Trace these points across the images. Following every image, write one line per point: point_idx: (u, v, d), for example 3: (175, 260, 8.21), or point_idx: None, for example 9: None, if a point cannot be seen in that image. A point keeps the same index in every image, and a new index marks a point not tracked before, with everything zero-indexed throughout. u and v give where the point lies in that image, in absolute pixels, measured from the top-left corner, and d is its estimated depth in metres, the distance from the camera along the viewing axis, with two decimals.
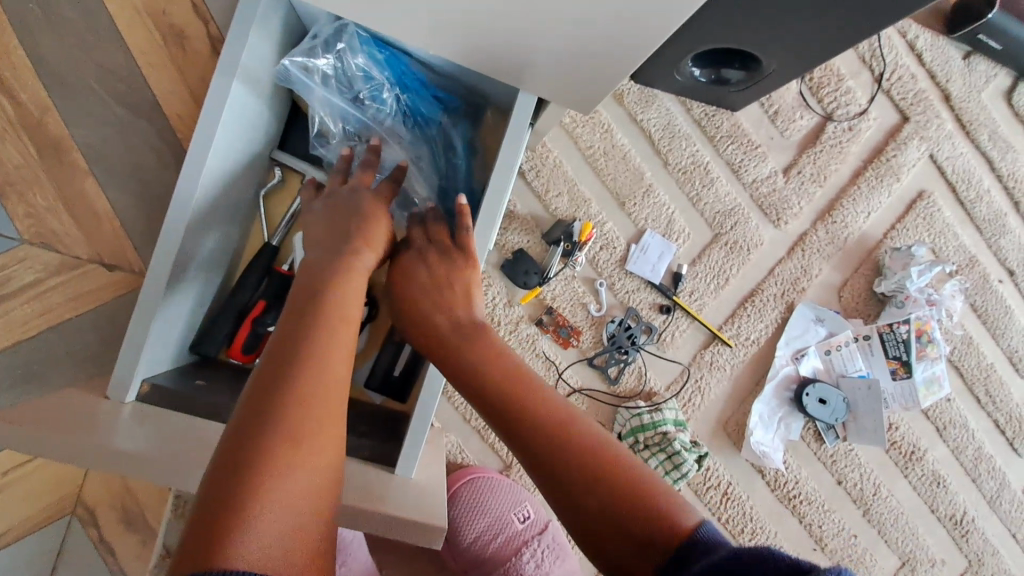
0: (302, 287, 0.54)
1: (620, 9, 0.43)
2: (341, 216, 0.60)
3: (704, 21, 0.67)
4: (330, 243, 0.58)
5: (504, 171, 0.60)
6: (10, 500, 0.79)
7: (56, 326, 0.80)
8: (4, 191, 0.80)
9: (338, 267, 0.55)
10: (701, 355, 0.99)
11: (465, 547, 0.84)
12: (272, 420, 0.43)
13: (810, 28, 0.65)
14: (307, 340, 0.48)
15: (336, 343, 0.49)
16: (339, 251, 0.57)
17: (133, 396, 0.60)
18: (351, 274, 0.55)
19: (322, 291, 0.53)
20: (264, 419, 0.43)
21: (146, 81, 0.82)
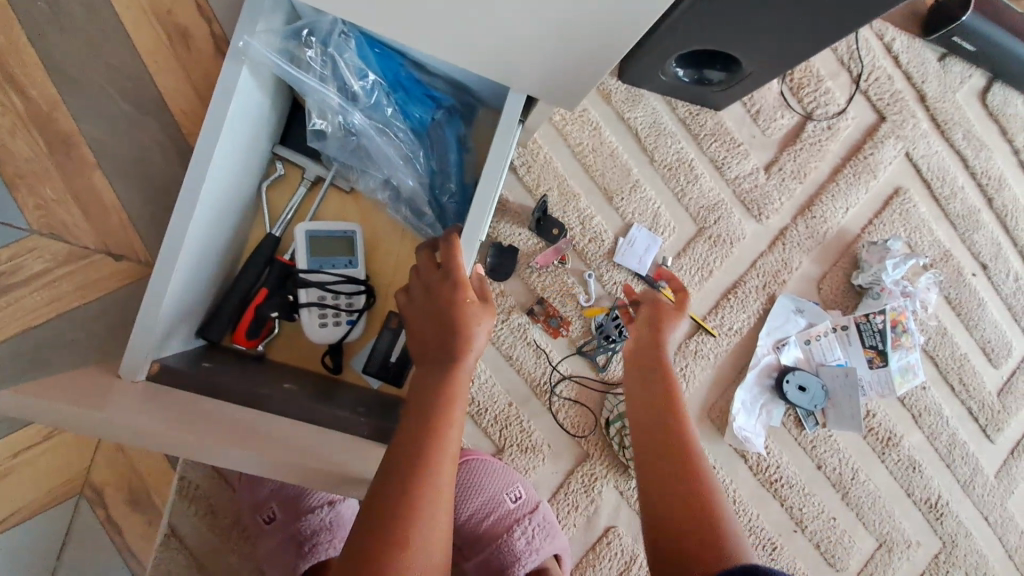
0: (426, 361, 0.62)
1: (597, 13, 0.47)
2: (433, 288, 0.64)
3: (687, 17, 0.70)
4: (435, 318, 0.62)
5: (493, 166, 0.65)
6: (19, 482, 0.82)
7: (63, 313, 0.83)
8: (14, 183, 0.83)
9: (450, 354, 0.61)
10: (686, 344, 1.03)
11: (459, 525, 0.87)
12: (404, 506, 0.53)
13: (774, 26, 0.70)
14: (427, 422, 0.58)
15: (451, 435, 0.59)
16: (446, 331, 0.61)
17: (143, 375, 0.64)
18: (462, 353, 0.61)
19: (437, 377, 0.61)
20: (401, 507, 0.53)
21: (151, 80, 0.85)
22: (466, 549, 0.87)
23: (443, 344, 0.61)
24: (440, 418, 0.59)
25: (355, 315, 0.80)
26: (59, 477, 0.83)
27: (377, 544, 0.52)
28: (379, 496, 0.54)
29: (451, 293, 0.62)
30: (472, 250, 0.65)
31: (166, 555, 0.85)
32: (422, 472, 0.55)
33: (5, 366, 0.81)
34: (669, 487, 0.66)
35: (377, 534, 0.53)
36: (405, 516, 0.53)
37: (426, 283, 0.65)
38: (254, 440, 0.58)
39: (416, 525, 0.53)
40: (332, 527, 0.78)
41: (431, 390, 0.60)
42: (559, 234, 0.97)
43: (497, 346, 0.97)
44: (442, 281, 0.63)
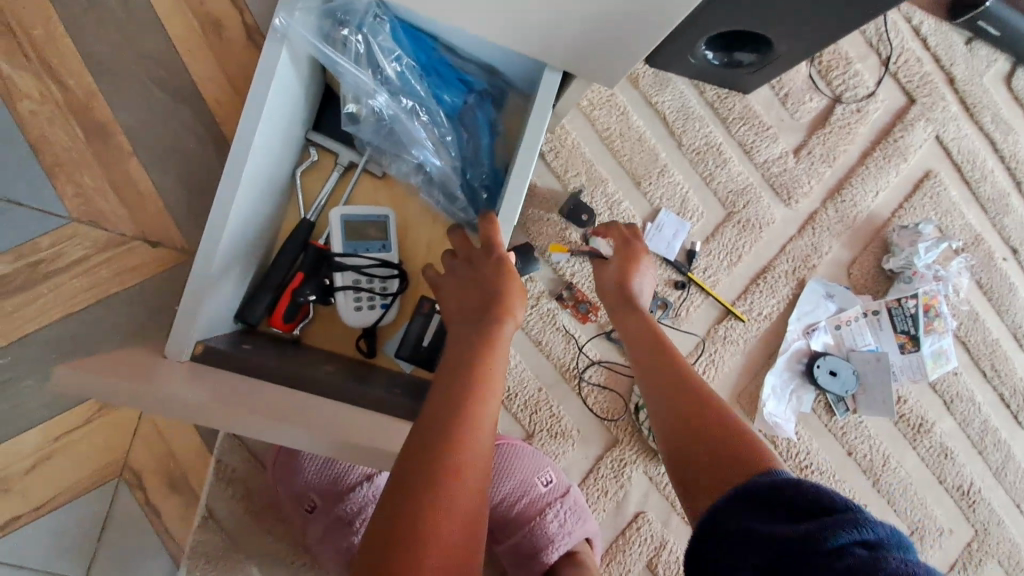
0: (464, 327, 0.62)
1: None
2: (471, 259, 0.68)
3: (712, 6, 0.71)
4: (477, 284, 0.65)
5: (529, 145, 0.65)
6: (61, 465, 0.83)
7: (102, 299, 0.84)
8: (53, 171, 0.84)
9: (489, 318, 0.61)
10: (715, 329, 1.02)
11: (493, 508, 0.88)
12: (439, 476, 0.47)
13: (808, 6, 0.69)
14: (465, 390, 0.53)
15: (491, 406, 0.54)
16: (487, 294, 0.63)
17: (187, 354, 0.65)
18: (504, 317, 0.61)
19: (472, 344, 0.58)
20: (438, 482, 0.46)
21: (185, 68, 0.86)
22: (501, 530, 0.89)
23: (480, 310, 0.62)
24: (481, 387, 0.54)
25: (389, 299, 0.81)
26: (100, 460, 0.84)
27: (402, 521, 0.45)
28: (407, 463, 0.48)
29: (494, 269, 0.64)
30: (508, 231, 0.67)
31: (204, 536, 0.86)
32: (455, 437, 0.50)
33: (47, 351, 0.82)
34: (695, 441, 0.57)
35: (403, 505, 0.45)
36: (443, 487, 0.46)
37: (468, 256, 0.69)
38: (298, 415, 0.58)
39: (449, 498, 0.46)
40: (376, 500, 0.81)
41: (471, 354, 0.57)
42: (588, 219, 0.95)
43: (527, 331, 0.97)
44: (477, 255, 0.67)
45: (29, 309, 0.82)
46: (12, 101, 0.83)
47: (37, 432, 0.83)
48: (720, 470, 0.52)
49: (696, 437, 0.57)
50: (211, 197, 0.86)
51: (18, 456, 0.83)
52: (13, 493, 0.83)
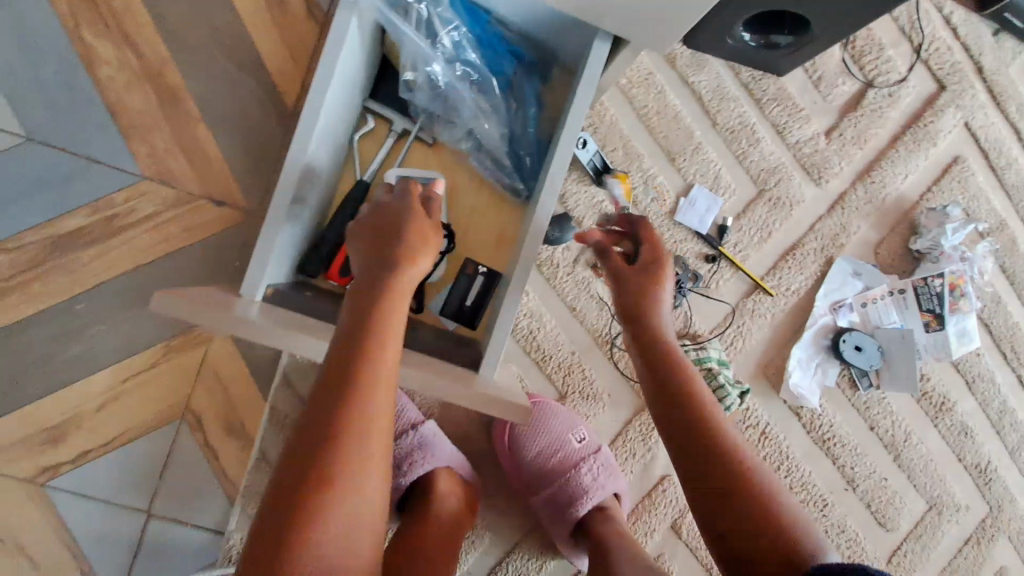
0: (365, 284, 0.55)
1: None
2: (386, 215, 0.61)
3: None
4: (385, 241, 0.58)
5: (574, 117, 0.73)
6: (129, 406, 0.90)
7: (171, 252, 0.90)
8: (128, 132, 0.90)
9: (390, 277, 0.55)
10: (744, 302, 1.05)
11: (529, 460, 0.93)
12: (318, 452, 0.46)
13: None
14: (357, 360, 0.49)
15: (385, 368, 0.50)
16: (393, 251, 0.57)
17: (259, 296, 0.70)
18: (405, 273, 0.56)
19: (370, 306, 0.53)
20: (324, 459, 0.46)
21: (251, 39, 0.92)
22: (536, 480, 0.93)
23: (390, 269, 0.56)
24: (368, 347, 0.50)
25: (438, 257, 0.85)
26: (163, 403, 0.90)
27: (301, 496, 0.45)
28: (306, 438, 0.47)
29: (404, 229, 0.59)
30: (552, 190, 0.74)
31: (257, 478, 0.92)
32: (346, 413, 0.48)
33: (120, 299, 0.89)
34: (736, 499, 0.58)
35: (287, 485, 0.46)
36: (329, 460, 0.46)
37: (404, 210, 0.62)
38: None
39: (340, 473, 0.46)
40: (421, 446, 0.87)
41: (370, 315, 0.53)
42: (621, 182, 0.99)
43: (562, 297, 1.01)
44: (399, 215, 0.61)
45: (103, 259, 0.89)
46: (93, 67, 0.89)
47: (108, 374, 0.89)
48: (772, 551, 0.55)
49: (747, 502, 0.57)
50: (272, 160, 0.92)
51: (90, 396, 0.89)
52: (84, 431, 0.89)
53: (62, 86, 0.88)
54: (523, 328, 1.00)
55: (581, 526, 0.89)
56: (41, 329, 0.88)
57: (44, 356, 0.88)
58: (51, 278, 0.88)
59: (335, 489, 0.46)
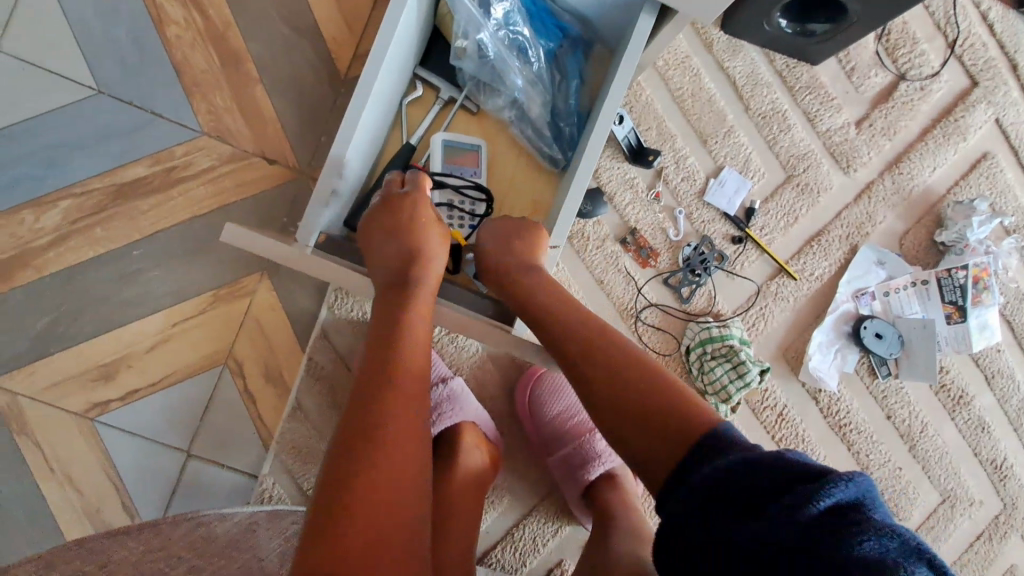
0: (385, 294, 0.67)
1: None
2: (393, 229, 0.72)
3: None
4: (396, 255, 0.70)
5: (615, 91, 0.77)
6: (177, 349, 0.94)
7: (224, 205, 0.94)
8: (190, 90, 0.94)
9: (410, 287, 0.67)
10: (768, 285, 1.08)
11: (548, 421, 0.96)
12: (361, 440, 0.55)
13: None
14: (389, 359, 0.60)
15: (403, 366, 0.60)
16: (405, 264, 0.69)
17: (312, 242, 0.75)
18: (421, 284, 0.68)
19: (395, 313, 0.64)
20: (365, 442, 0.54)
21: (309, 7, 0.96)
22: (552, 441, 0.97)
23: (395, 280, 0.68)
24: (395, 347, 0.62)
25: (477, 220, 0.88)
26: (208, 348, 0.95)
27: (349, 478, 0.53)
28: (351, 427, 0.56)
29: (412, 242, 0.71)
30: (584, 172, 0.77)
31: (292, 425, 0.95)
32: (383, 404, 0.57)
33: (176, 247, 0.94)
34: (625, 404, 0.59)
35: (335, 469, 0.54)
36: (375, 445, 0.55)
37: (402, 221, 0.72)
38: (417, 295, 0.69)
39: (381, 454, 0.54)
40: (450, 400, 0.91)
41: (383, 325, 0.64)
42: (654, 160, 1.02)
43: (591, 269, 1.04)
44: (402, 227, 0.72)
45: (162, 209, 0.94)
46: (162, 27, 0.94)
47: (160, 317, 0.94)
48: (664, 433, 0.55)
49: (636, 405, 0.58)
50: (322, 122, 0.96)
51: (142, 337, 0.94)
52: (135, 370, 0.94)
53: (134, 44, 0.94)
54: None
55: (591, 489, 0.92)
56: (102, 271, 0.93)
57: (103, 297, 0.93)
58: (114, 224, 0.93)
59: (377, 470, 0.53)
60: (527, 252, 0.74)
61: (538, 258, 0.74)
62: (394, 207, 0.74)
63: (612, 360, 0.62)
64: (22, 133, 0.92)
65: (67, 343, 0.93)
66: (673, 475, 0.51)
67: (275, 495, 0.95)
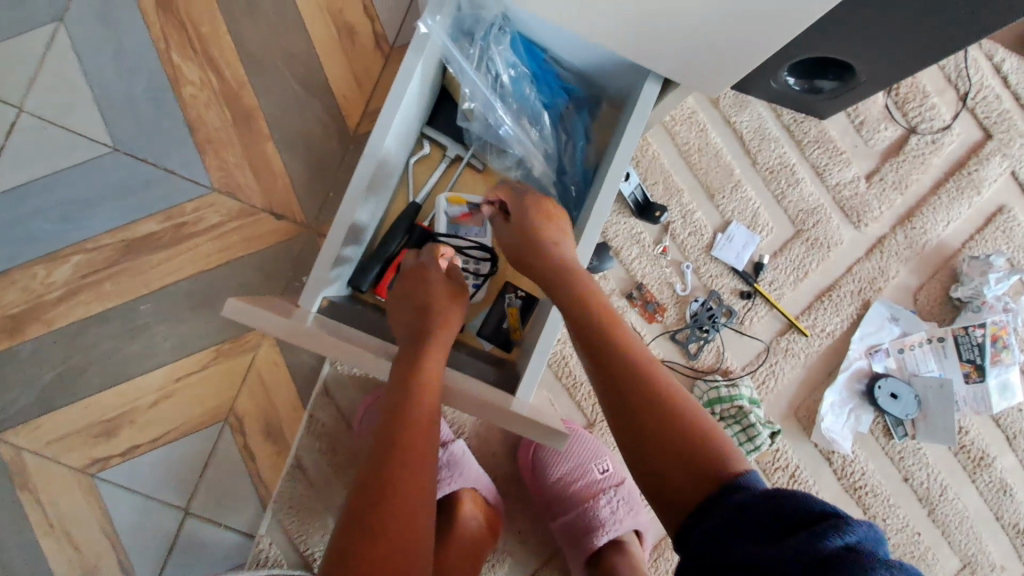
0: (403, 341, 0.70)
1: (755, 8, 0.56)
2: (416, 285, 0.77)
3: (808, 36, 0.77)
4: (416, 308, 0.74)
5: (622, 155, 0.76)
6: (180, 405, 0.94)
7: (231, 260, 0.95)
8: (203, 147, 0.96)
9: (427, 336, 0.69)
10: (778, 341, 1.05)
11: (551, 485, 0.94)
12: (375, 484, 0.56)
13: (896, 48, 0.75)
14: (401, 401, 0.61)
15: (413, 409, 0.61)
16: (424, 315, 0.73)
17: (315, 307, 0.74)
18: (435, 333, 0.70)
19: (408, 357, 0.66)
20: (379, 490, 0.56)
21: (320, 65, 0.98)
22: (554, 506, 0.94)
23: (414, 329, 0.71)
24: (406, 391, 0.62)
25: (481, 279, 0.89)
26: (211, 403, 0.94)
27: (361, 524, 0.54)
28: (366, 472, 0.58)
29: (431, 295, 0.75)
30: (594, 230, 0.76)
31: (290, 484, 0.95)
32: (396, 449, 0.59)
33: (182, 302, 0.94)
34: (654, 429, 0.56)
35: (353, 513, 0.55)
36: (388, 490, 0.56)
37: (417, 279, 0.77)
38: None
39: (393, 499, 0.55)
40: (450, 465, 0.89)
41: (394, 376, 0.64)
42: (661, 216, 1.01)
43: None
44: (422, 283, 0.77)
45: (171, 264, 0.95)
46: (178, 86, 0.96)
47: (163, 372, 0.94)
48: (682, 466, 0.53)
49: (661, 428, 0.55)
50: (330, 178, 0.97)
51: (146, 391, 0.94)
52: (137, 424, 0.94)
53: (150, 102, 0.96)
54: (556, 353, 1.01)
55: (595, 557, 0.90)
56: (110, 325, 0.94)
57: (109, 351, 0.94)
58: (124, 278, 0.94)
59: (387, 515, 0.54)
60: (545, 254, 0.72)
61: (556, 256, 0.71)
62: (415, 268, 0.79)
63: (635, 371, 0.60)
64: (40, 190, 0.94)
65: (73, 397, 0.94)
66: (691, 515, 0.49)
67: (271, 555, 0.94)
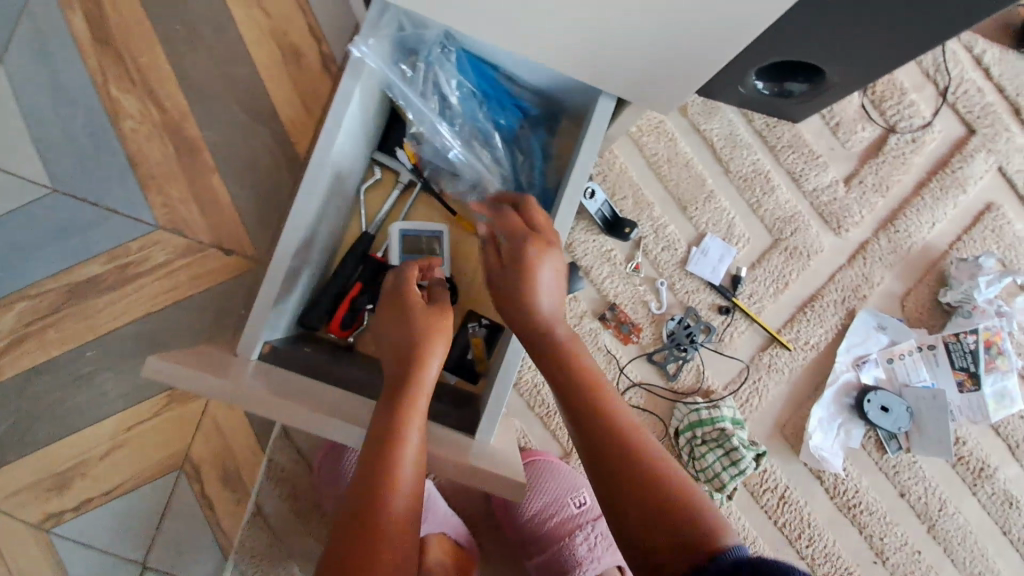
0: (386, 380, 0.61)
1: (697, 20, 0.51)
2: (395, 304, 0.66)
3: (768, 43, 0.72)
4: (396, 334, 0.64)
5: (579, 175, 0.70)
6: (132, 454, 0.90)
7: (179, 301, 0.91)
8: (146, 183, 0.92)
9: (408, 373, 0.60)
10: (760, 357, 1.01)
11: (525, 523, 0.90)
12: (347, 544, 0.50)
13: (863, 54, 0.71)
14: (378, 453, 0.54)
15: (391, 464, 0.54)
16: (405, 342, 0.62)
17: (255, 355, 0.69)
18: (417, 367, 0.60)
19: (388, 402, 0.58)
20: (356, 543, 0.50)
21: (266, 92, 0.93)
22: (531, 545, 0.90)
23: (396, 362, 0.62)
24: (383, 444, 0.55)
25: None
26: (165, 451, 0.90)
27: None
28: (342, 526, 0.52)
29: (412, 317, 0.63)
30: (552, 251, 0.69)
31: (251, 532, 0.91)
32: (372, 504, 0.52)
33: (130, 346, 0.90)
34: (648, 499, 0.50)
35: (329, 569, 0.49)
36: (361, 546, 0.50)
37: (399, 307, 0.65)
38: (366, 419, 0.63)
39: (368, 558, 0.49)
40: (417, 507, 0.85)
41: (374, 434, 0.56)
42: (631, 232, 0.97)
43: None
44: (402, 299, 0.65)
45: (117, 308, 0.91)
46: (119, 121, 0.92)
47: (113, 422, 0.90)
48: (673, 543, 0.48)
49: (655, 501, 0.50)
50: (281, 209, 0.93)
51: (96, 441, 0.90)
52: (88, 476, 0.90)
53: (89, 139, 0.92)
54: (527, 381, 0.97)
55: None
56: (55, 374, 0.90)
57: (56, 401, 0.90)
58: (69, 324, 0.90)
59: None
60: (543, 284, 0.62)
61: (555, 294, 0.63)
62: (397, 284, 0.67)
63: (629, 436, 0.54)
64: None
65: (19, 451, 0.89)
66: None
67: None
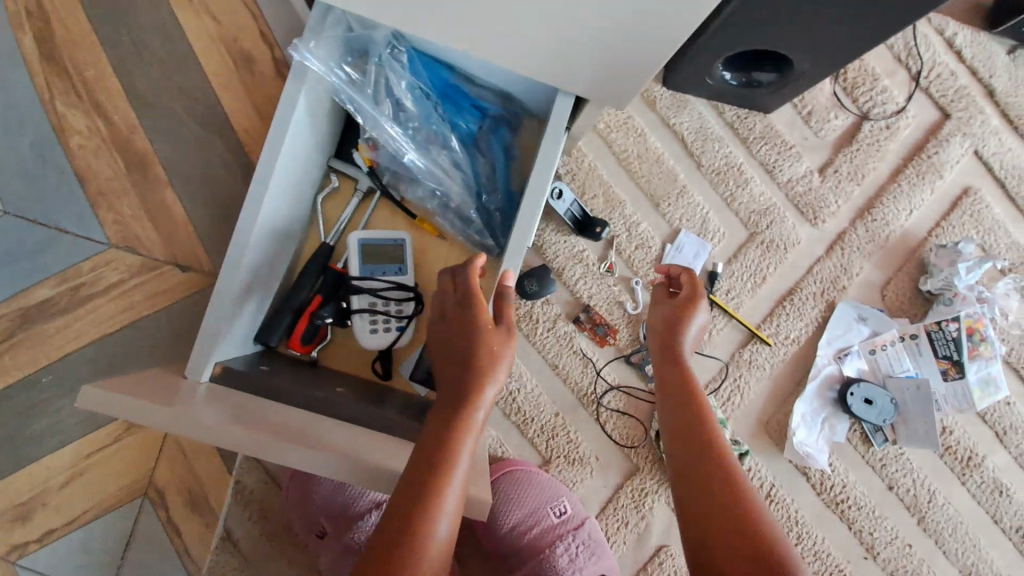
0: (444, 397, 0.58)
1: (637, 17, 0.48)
2: (452, 314, 0.61)
3: (727, 34, 0.69)
4: (454, 349, 0.60)
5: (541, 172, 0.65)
6: (92, 482, 0.87)
7: (135, 321, 0.88)
8: (97, 200, 0.89)
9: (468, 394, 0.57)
10: (739, 354, 0.98)
11: (504, 536, 0.87)
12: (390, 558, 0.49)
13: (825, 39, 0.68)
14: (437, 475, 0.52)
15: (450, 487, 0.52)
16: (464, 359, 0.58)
17: (207, 376, 0.67)
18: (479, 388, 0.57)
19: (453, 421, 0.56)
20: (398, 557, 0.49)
21: (218, 101, 0.90)
22: (510, 558, 0.87)
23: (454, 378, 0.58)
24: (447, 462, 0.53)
25: (404, 322, 0.81)
26: (127, 477, 0.87)
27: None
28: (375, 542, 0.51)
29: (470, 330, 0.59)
30: (517, 256, 0.65)
31: (220, 557, 0.87)
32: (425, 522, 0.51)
33: (86, 370, 0.87)
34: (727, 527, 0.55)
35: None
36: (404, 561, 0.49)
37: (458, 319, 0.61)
38: (324, 443, 0.57)
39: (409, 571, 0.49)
40: None
41: (432, 452, 0.54)
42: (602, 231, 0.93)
43: (544, 355, 0.96)
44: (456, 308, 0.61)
45: (71, 330, 0.87)
46: (65, 137, 0.89)
47: (71, 449, 0.86)
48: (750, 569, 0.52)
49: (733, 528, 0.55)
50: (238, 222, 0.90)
51: (54, 471, 0.86)
52: (47, 507, 0.86)
53: (35, 157, 0.89)
54: (502, 389, 0.95)
55: None
56: (8, 402, 0.86)
57: (10, 430, 0.86)
58: (20, 350, 0.87)
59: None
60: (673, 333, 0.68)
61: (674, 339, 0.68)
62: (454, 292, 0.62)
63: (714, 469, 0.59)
64: None
65: None
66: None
67: None
